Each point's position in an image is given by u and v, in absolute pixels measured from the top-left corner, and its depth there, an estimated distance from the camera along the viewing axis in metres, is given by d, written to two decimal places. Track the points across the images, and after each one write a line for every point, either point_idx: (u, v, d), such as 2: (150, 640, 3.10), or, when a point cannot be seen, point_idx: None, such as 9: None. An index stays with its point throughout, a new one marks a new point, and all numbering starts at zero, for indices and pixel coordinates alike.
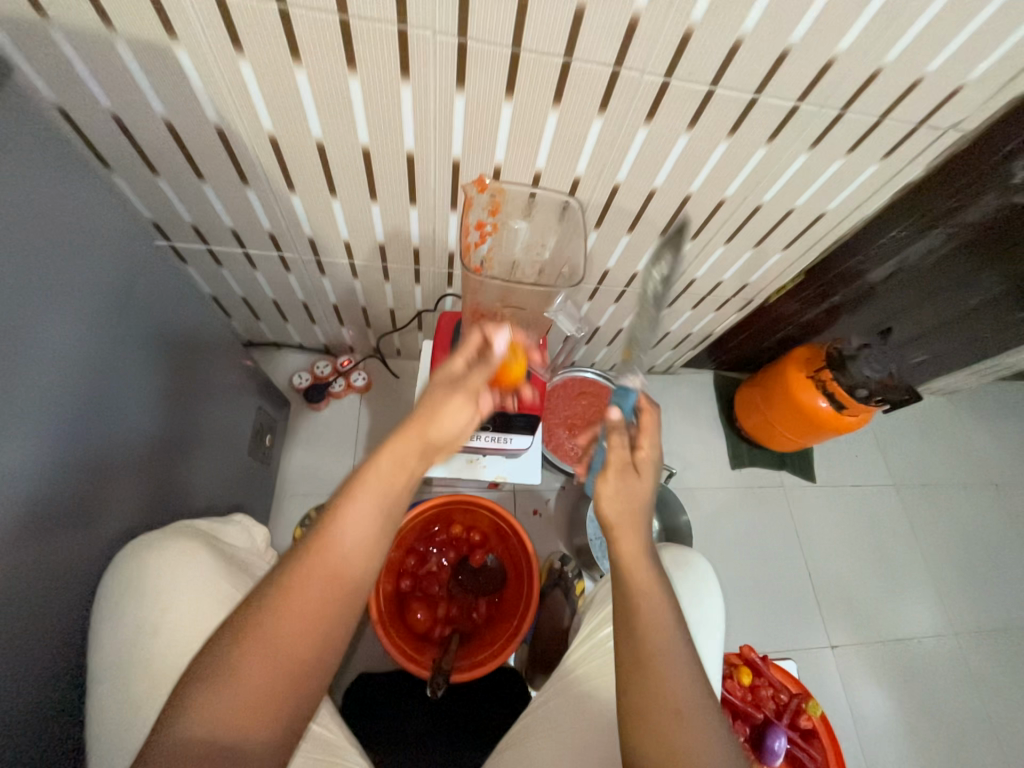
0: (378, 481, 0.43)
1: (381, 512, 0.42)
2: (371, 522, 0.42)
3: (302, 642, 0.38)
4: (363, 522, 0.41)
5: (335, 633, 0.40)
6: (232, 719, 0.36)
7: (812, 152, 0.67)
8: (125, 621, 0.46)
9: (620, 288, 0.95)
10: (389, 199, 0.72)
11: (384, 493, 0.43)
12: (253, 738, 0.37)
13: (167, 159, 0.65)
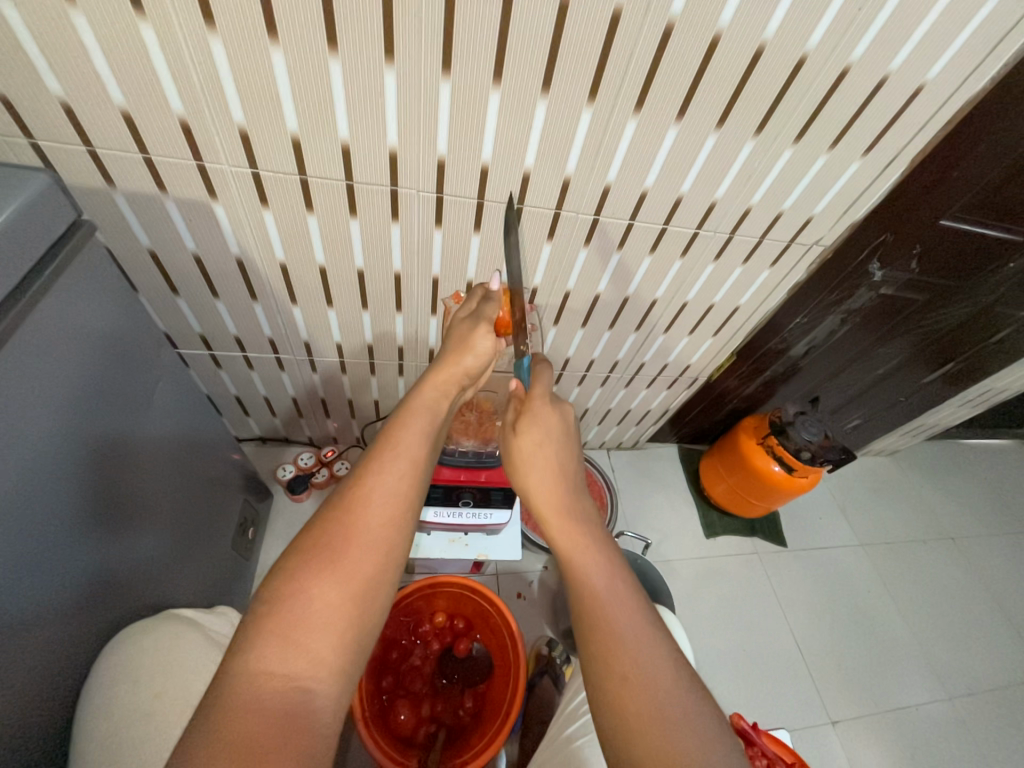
0: (405, 437, 0.54)
1: (413, 461, 0.53)
2: (407, 469, 0.52)
3: (358, 562, 0.44)
4: (398, 467, 0.51)
5: (386, 556, 0.46)
6: (295, 648, 0.39)
7: (717, 262, 0.85)
8: (120, 707, 0.49)
9: (581, 372, 1.08)
10: (378, 307, 0.85)
11: (413, 443, 0.54)
12: (315, 672, 0.39)
13: (189, 283, 0.77)
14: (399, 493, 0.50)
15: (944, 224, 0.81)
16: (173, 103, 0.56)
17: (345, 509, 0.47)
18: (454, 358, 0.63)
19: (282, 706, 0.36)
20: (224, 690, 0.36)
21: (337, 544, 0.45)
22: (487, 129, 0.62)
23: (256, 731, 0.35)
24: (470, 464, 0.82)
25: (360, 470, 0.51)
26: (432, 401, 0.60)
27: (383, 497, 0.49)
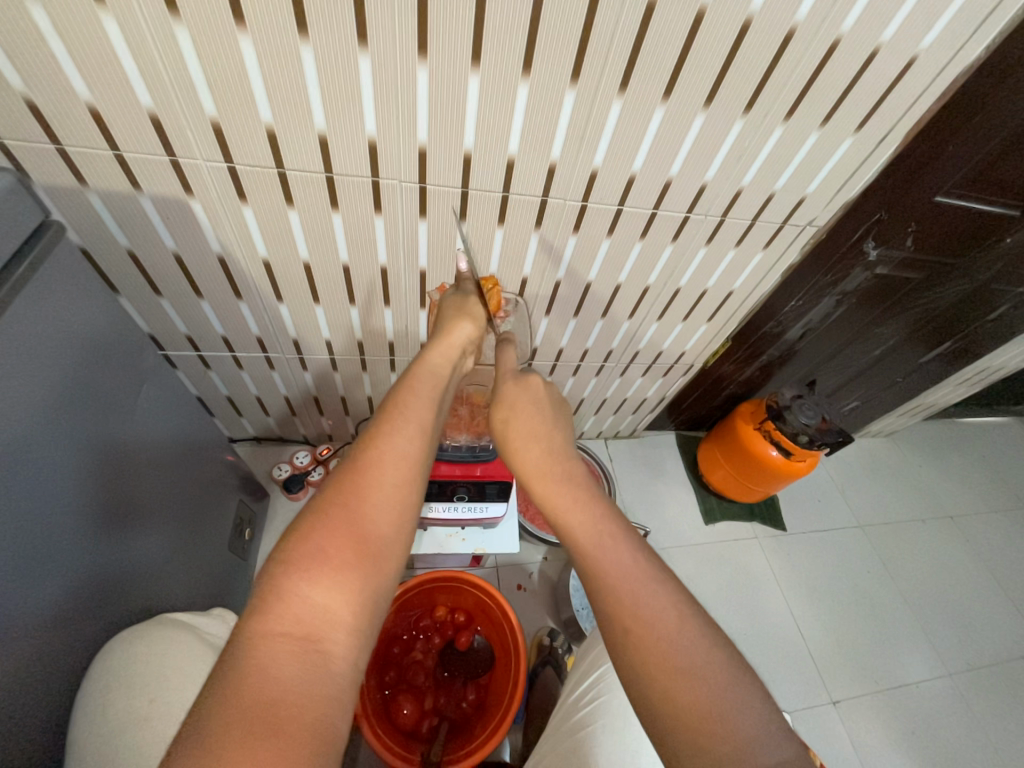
0: (411, 402, 0.52)
1: (422, 425, 0.51)
2: (417, 432, 0.49)
3: (372, 523, 0.42)
4: (409, 431, 0.49)
5: (399, 518, 0.44)
6: (310, 612, 0.37)
7: (708, 247, 0.84)
8: (116, 715, 0.48)
9: (576, 362, 1.07)
10: (366, 301, 0.84)
11: (420, 409, 0.52)
12: (331, 635, 0.37)
13: (172, 283, 0.76)
14: (411, 457, 0.47)
15: (939, 201, 0.80)
16: (142, 95, 0.54)
17: (354, 472, 0.45)
18: (454, 324, 0.62)
19: (298, 669, 0.35)
20: (234, 656, 0.34)
21: (348, 507, 0.42)
22: (468, 115, 0.60)
23: (273, 692, 0.33)
24: (464, 458, 0.82)
25: (369, 432, 0.48)
26: (439, 367, 0.58)
27: (395, 460, 0.46)
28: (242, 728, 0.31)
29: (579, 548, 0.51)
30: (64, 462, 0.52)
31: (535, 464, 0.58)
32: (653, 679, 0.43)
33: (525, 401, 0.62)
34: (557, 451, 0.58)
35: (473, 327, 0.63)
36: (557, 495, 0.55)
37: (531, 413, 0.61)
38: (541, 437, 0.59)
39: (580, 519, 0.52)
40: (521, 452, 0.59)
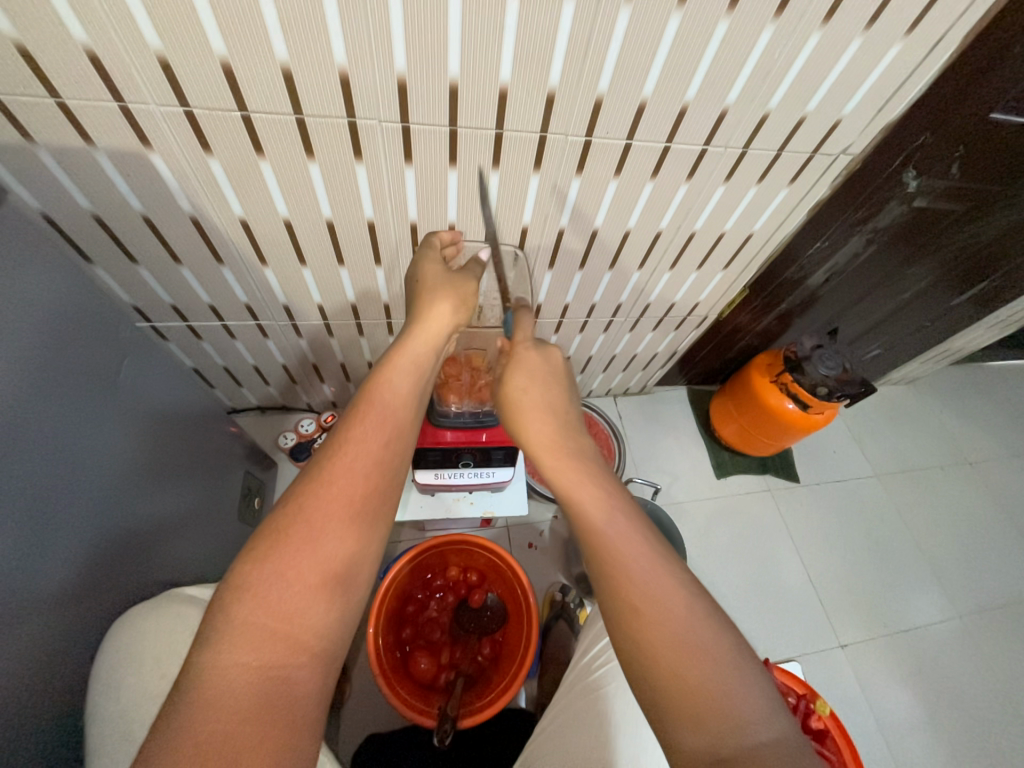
0: (384, 404, 0.49)
1: (395, 429, 0.48)
2: (389, 441, 0.47)
3: (332, 540, 0.40)
4: (375, 435, 0.46)
5: (367, 536, 0.42)
6: (270, 639, 0.36)
7: (727, 184, 0.75)
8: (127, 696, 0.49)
9: (582, 318, 1.02)
10: (356, 262, 0.78)
11: (395, 412, 0.49)
12: (295, 659, 0.36)
13: (147, 249, 0.71)
14: (382, 468, 0.45)
15: (995, 119, 0.70)
16: (73, 28, 0.47)
17: (316, 482, 0.42)
18: (434, 304, 0.56)
19: (263, 697, 0.34)
20: (190, 682, 0.34)
21: (306, 527, 0.40)
22: (452, 37, 0.52)
23: (231, 725, 0.33)
24: (469, 425, 0.78)
25: (337, 440, 0.45)
26: (423, 358, 0.55)
27: (361, 471, 0.44)
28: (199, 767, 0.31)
29: (587, 523, 0.49)
30: (52, 450, 0.50)
31: (546, 440, 0.55)
32: (652, 653, 0.42)
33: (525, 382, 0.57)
34: (560, 410, 0.57)
35: (460, 310, 0.58)
36: (566, 469, 0.53)
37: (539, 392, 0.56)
38: (546, 394, 0.56)
39: (591, 497, 0.50)
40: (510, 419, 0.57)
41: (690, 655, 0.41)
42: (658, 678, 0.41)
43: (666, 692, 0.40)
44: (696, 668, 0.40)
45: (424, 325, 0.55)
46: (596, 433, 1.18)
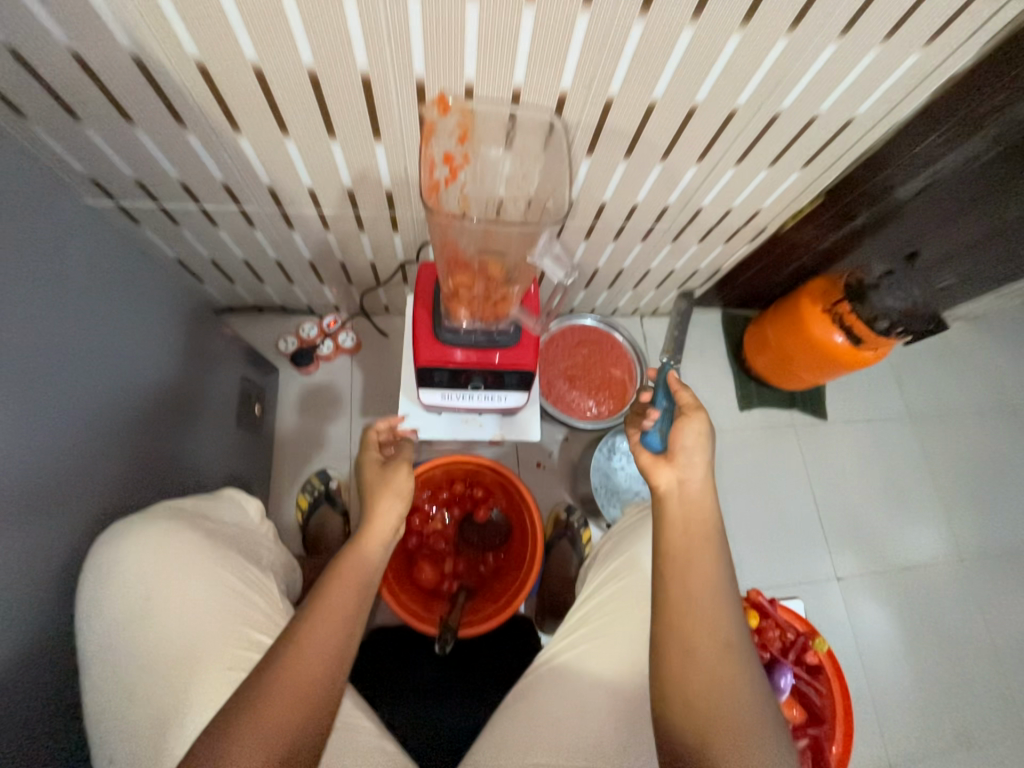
0: (381, 515, 0.55)
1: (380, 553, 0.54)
2: (375, 557, 0.53)
3: (313, 658, 0.44)
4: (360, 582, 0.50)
5: (345, 649, 0.47)
6: (243, 767, 0.38)
7: (840, 42, 0.56)
8: (109, 613, 0.46)
9: (618, 224, 0.87)
10: (350, 135, 0.63)
11: (387, 522, 0.55)
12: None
13: (91, 103, 0.57)
14: (366, 583, 0.51)
15: None
16: None
17: (311, 602, 0.48)
18: (383, 500, 0.56)
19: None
20: None
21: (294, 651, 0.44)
22: None
23: None
24: (480, 345, 0.69)
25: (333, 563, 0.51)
26: (373, 559, 0.53)
27: (346, 589, 0.49)
28: None
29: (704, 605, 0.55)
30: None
31: (694, 502, 0.61)
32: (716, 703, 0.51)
33: (688, 440, 0.64)
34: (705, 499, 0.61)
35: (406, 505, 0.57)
36: (700, 546, 0.58)
37: (699, 457, 0.63)
38: (698, 480, 0.62)
39: (713, 582, 0.56)
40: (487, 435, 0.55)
41: (741, 713, 0.50)
42: (708, 718, 0.50)
43: (705, 724, 0.50)
44: (744, 719, 0.50)
45: (382, 500, 0.57)
46: (617, 357, 1.09)
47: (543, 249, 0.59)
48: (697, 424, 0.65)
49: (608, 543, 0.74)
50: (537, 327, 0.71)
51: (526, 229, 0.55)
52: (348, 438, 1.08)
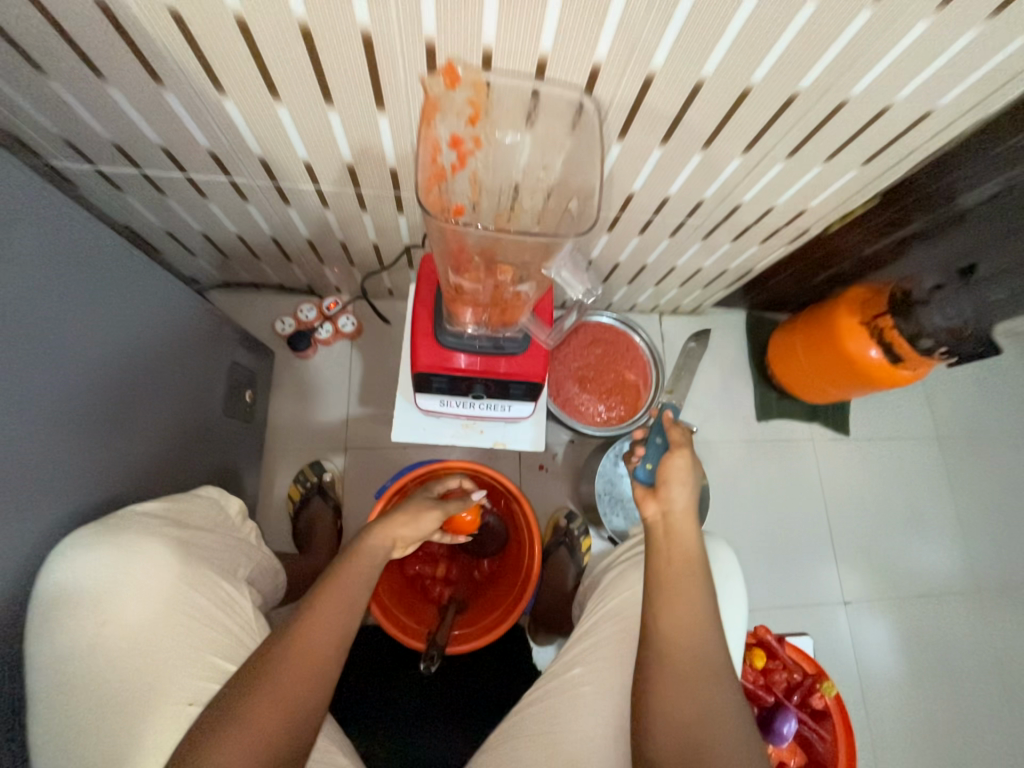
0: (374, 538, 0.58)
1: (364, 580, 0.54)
2: (363, 579, 0.54)
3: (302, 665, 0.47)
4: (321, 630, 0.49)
5: (330, 655, 0.49)
6: None
7: (938, 15, 0.47)
8: (61, 642, 0.46)
9: (646, 218, 0.79)
10: (348, 104, 0.55)
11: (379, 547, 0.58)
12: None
13: (55, 53, 0.50)
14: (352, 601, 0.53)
15: None
16: None
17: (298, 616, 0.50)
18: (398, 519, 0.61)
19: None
20: None
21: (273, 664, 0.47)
22: None
23: None
24: (485, 352, 0.64)
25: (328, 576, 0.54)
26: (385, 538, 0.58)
27: (332, 604, 0.51)
28: None
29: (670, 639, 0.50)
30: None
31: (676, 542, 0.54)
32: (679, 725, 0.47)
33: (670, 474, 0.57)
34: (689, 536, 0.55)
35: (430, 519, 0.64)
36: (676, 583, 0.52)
37: (684, 491, 0.56)
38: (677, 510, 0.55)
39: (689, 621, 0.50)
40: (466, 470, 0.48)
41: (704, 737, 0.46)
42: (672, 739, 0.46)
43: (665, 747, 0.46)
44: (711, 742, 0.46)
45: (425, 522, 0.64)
46: (632, 358, 1.01)
47: (562, 261, 0.57)
48: (681, 456, 0.57)
49: (614, 571, 0.68)
50: (548, 338, 0.66)
51: (541, 241, 0.49)
52: (344, 429, 1.03)
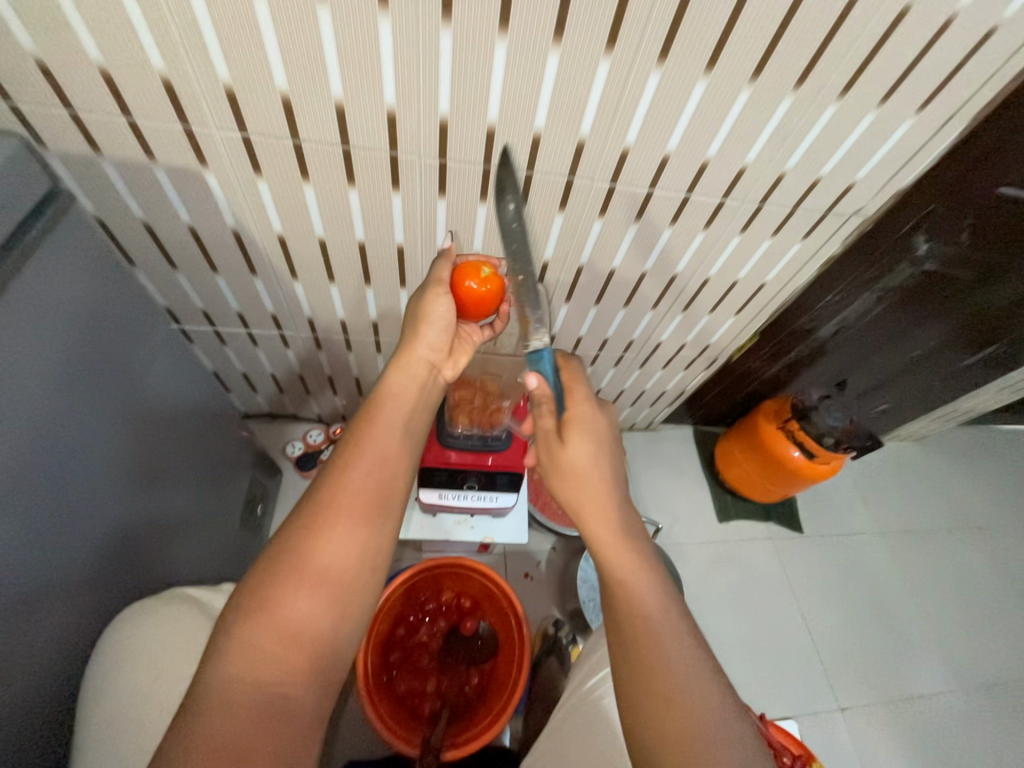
0: (376, 433, 0.53)
1: (385, 448, 0.52)
2: (378, 456, 0.51)
3: (349, 516, 0.47)
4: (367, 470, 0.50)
5: (377, 510, 0.49)
6: (290, 623, 0.42)
7: (742, 235, 0.79)
8: (107, 706, 0.51)
9: (594, 352, 1.04)
10: (381, 282, 0.82)
11: (387, 435, 0.53)
12: (288, 682, 0.41)
13: (188, 258, 0.75)
14: (376, 464, 0.51)
15: (1004, 193, 0.73)
16: (155, 59, 0.52)
17: (326, 485, 0.49)
18: (413, 342, 0.60)
19: (235, 748, 0.36)
20: (224, 673, 0.39)
21: (323, 518, 0.46)
22: (493, 86, 0.56)
23: (238, 724, 0.37)
24: (475, 447, 0.80)
25: (340, 452, 0.51)
26: (403, 388, 0.58)
27: (362, 466, 0.50)
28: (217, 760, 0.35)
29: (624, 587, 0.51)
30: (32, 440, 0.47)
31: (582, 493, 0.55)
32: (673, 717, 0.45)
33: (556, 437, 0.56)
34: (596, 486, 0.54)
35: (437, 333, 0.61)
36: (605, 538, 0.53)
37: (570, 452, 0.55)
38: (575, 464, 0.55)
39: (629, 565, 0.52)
40: (471, 293, 0.60)
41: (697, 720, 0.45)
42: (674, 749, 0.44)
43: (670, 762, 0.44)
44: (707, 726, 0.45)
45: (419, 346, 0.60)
46: None
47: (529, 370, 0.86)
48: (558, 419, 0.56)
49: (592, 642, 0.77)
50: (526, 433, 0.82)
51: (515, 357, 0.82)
52: None
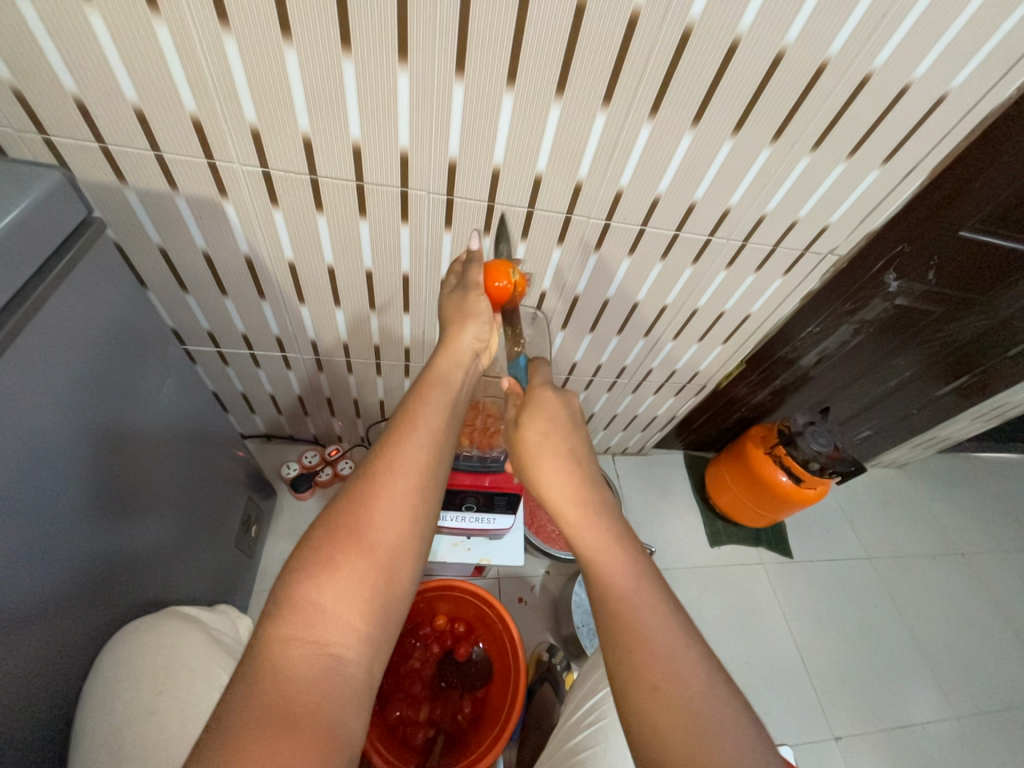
0: (423, 412, 0.55)
1: (433, 432, 0.54)
2: (428, 439, 0.53)
3: (399, 487, 0.48)
4: (420, 441, 0.52)
5: (423, 488, 0.50)
6: (336, 595, 0.41)
7: (728, 270, 0.84)
8: (104, 724, 0.49)
9: (588, 377, 1.08)
10: (386, 306, 0.85)
11: (432, 416, 0.55)
12: (345, 641, 0.40)
13: (199, 281, 0.78)
14: (426, 446, 0.52)
15: (964, 236, 0.79)
16: (186, 100, 0.56)
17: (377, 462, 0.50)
18: (458, 330, 0.62)
19: (278, 713, 0.35)
20: (265, 643, 0.39)
21: (374, 489, 0.47)
22: (500, 131, 0.61)
23: (292, 690, 0.37)
24: (475, 468, 0.82)
25: (390, 435, 0.52)
26: (449, 377, 0.60)
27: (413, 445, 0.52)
28: (267, 722, 0.34)
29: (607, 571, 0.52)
30: (35, 454, 0.47)
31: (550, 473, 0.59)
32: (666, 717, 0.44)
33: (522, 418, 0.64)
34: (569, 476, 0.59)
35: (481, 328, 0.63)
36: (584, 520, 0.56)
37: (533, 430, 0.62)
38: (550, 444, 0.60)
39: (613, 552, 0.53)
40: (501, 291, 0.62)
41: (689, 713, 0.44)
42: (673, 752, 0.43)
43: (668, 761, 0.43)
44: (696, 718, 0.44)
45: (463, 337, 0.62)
46: None
47: None
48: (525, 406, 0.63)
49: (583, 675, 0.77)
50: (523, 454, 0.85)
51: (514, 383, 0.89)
52: None
